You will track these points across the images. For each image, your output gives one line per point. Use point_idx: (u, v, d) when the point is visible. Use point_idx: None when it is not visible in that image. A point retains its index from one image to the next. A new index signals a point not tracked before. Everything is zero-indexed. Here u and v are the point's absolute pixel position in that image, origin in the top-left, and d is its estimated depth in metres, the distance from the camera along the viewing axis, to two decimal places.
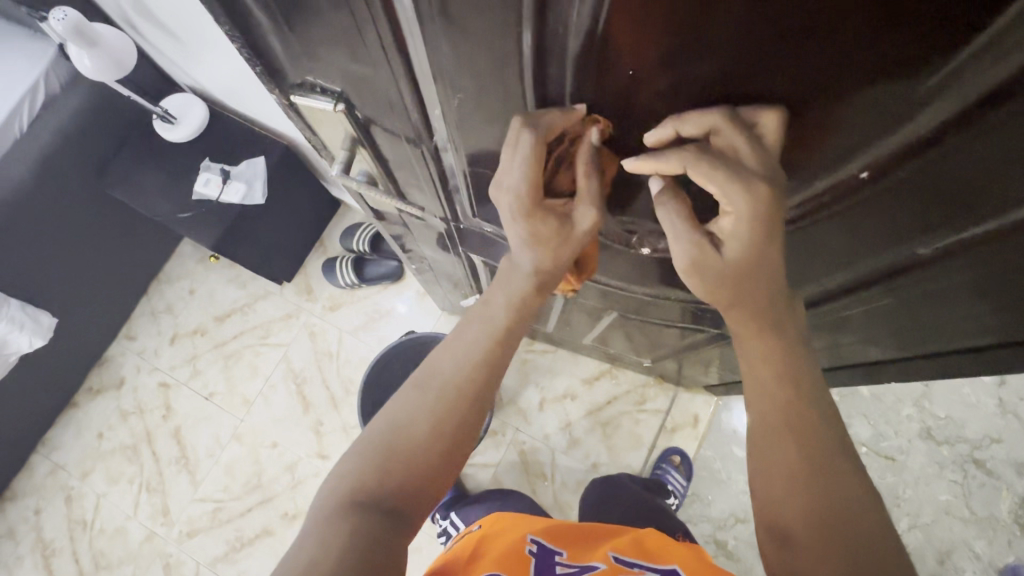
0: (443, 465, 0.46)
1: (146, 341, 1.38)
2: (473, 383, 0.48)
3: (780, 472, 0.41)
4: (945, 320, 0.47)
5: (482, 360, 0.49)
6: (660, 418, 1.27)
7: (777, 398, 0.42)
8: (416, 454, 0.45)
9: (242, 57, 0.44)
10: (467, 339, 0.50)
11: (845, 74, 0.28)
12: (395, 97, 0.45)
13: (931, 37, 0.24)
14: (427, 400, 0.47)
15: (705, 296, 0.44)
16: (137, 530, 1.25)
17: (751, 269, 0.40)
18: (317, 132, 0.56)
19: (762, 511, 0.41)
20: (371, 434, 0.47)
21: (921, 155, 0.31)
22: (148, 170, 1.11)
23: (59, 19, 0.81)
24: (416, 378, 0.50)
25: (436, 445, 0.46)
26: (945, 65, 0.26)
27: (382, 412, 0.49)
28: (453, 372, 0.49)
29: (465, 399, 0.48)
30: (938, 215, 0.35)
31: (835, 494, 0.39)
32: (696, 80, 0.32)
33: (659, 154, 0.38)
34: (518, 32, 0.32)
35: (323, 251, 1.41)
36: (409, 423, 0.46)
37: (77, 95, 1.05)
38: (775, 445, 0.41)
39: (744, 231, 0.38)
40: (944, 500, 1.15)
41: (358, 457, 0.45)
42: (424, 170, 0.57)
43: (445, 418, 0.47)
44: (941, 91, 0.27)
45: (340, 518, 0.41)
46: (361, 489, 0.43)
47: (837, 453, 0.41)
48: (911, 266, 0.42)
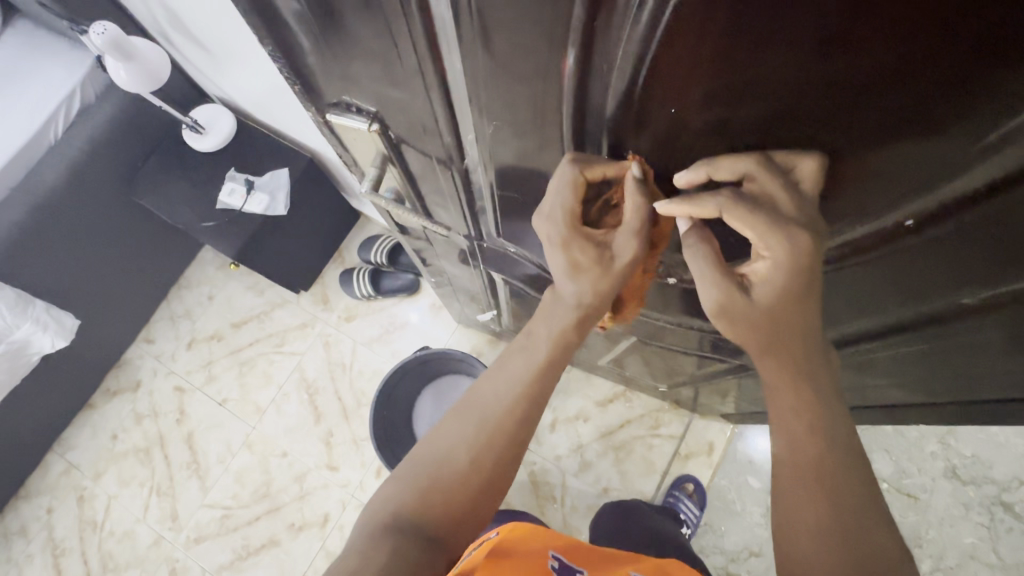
0: (482, 501, 0.45)
1: (163, 344, 1.39)
2: (516, 415, 0.47)
3: (806, 532, 0.38)
4: (983, 373, 0.45)
5: (526, 392, 0.47)
6: (674, 444, 1.25)
7: (815, 445, 0.40)
8: (456, 483, 0.44)
9: (281, 73, 0.45)
10: (509, 372, 0.48)
11: (896, 123, 0.27)
12: (429, 120, 0.45)
13: (993, 90, 0.23)
14: (467, 431, 0.46)
15: (733, 338, 0.42)
16: (145, 534, 1.26)
17: (785, 313, 0.39)
18: (349, 149, 0.57)
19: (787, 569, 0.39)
20: (414, 457, 0.47)
21: (972, 208, 0.30)
22: (175, 178, 1.13)
23: (98, 33, 0.83)
24: (461, 403, 0.49)
25: (474, 477, 0.45)
26: (1005, 122, 0.25)
27: (424, 439, 0.48)
28: (495, 402, 0.47)
29: (507, 430, 0.46)
30: (984, 268, 0.34)
31: (874, 555, 0.37)
32: (734, 122, 0.32)
33: (694, 199, 0.37)
34: (561, 62, 0.32)
35: (341, 262, 1.42)
36: (450, 454, 0.46)
37: (111, 104, 1.08)
38: (805, 501, 0.39)
39: (779, 278, 0.37)
40: (969, 544, 1.11)
41: (398, 483, 0.45)
42: (452, 190, 0.57)
43: (485, 451, 0.45)
44: (999, 146, 0.26)
45: (380, 538, 0.41)
46: (398, 515, 0.43)
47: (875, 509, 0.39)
48: (952, 316, 0.40)
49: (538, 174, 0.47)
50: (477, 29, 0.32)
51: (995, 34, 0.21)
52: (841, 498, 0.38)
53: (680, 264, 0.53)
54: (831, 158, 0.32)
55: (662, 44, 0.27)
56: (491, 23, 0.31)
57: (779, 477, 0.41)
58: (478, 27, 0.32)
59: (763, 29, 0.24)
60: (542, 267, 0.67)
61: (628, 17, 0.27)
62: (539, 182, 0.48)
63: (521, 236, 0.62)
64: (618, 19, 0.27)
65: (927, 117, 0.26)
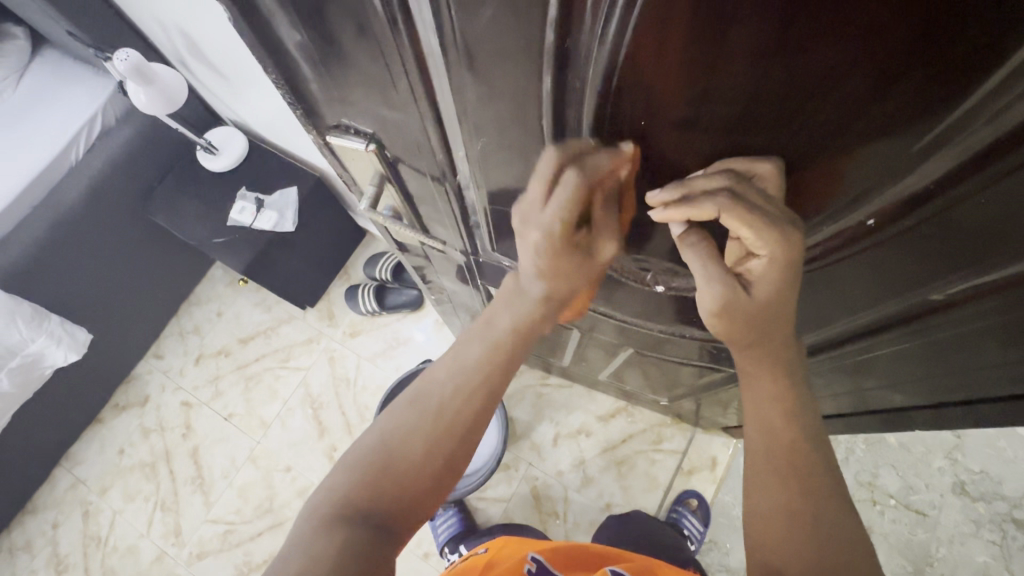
0: (436, 487, 0.45)
1: (172, 360, 1.42)
2: (469, 404, 0.45)
3: (774, 512, 0.41)
4: (969, 368, 0.46)
5: (481, 385, 0.46)
6: (676, 459, 1.24)
7: (783, 436, 0.43)
8: (407, 479, 0.43)
9: (285, 100, 0.48)
10: (469, 359, 0.47)
11: (844, 130, 0.30)
12: (422, 138, 0.47)
13: (921, 98, 0.26)
14: (422, 420, 0.45)
15: (724, 335, 0.43)
16: (148, 550, 1.26)
17: (775, 309, 0.41)
18: (348, 169, 0.60)
19: (758, 554, 0.41)
20: (363, 448, 0.45)
21: (927, 204, 0.32)
22: (188, 199, 1.18)
23: (121, 60, 0.87)
24: (413, 393, 0.47)
25: (429, 466, 0.44)
26: (941, 121, 0.27)
27: (375, 425, 0.46)
28: (451, 393, 0.46)
29: (461, 425, 0.45)
30: (948, 264, 0.36)
31: (831, 544, 0.39)
32: (699, 132, 0.34)
33: (689, 202, 0.38)
34: (538, 83, 0.35)
35: (346, 278, 1.45)
36: (404, 443, 0.44)
37: (129, 128, 1.14)
38: (776, 486, 0.41)
39: (773, 274, 0.39)
40: (981, 562, 1.08)
41: (347, 472, 0.44)
42: (446, 205, 0.60)
43: (442, 440, 0.44)
44: (940, 145, 0.28)
45: (328, 531, 0.39)
46: (348, 506, 0.41)
47: (836, 502, 0.41)
48: (928, 311, 0.42)
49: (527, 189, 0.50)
50: (462, 53, 0.35)
51: (911, 47, 0.24)
52: (814, 483, 0.41)
53: (666, 271, 0.55)
54: (787, 162, 0.34)
55: (628, 59, 0.30)
56: (474, 48, 0.34)
57: (752, 462, 0.44)
58: (462, 51, 0.34)
59: (714, 46, 0.27)
60: None
61: (594, 38, 0.30)
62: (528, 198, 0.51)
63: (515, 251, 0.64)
64: (585, 40, 0.31)
65: (872, 123, 0.29)
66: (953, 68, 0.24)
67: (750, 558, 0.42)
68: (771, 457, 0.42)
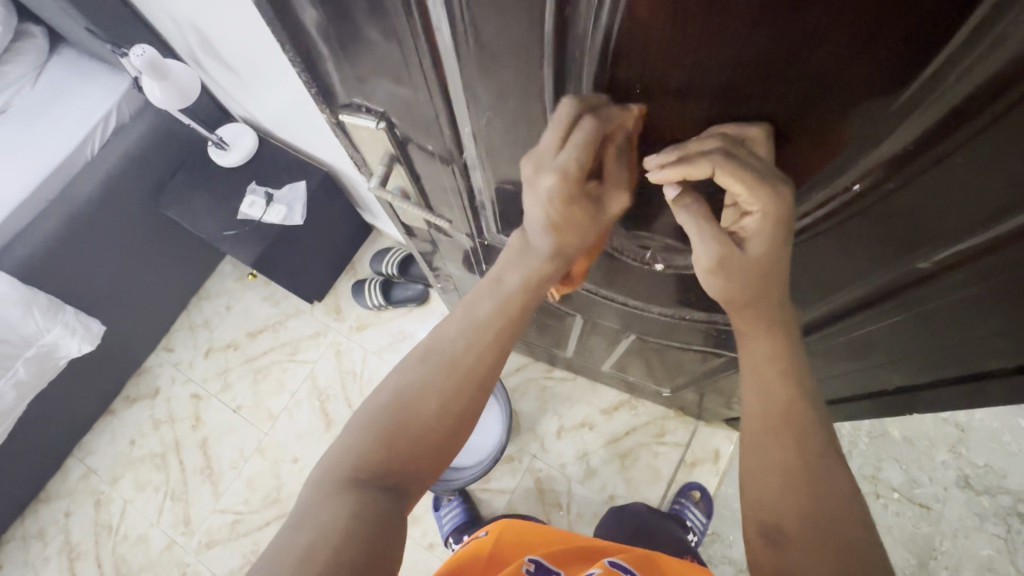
0: (449, 444, 0.46)
1: (182, 353, 1.44)
2: (481, 361, 0.47)
3: (772, 474, 0.42)
4: (961, 339, 0.48)
5: (492, 341, 0.47)
6: (680, 452, 1.25)
7: (780, 398, 0.44)
8: (418, 439, 0.44)
9: (301, 79, 0.50)
10: (479, 317, 0.48)
11: (826, 92, 0.32)
12: (431, 117, 0.49)
13: (894, 61, 0.28)
14: (435, 379, 0.46)
15: (721, 295, 0.44)
16: (158, 538, 1.28)
17: (769, 266, 0.42)
18: (359, 149, 0.62)
19: (756, 510, 0.43)
20: (374, 410, 0.45)
21: (907, 167, 0.34)
22: (200, 192, 1.20)
23: (138, 55, 0.90)
24: (423, 351, 0.48)
25: (443, 424, 0.45)
26: (913, 82, 0.29)
27: (384, 387, 0.47)
28: (463, 352, 0.47)
29: (474, 380, 0.46)
30: (932, 228, 0.37)
31: (829, 503, 0.41)
32: (693, 99, 0.36)
33: (685, 160, 0.38)
34: (540, 56, 0.37)
35: (354, 273, 1.47)
36: (417, 403, 0.45)
37: (143, 123, 1.16)
38: (772, 442, 0.43)
39: (767, 231, 0.40)
40: (986, 556, 1.08)
41: (357, 434, 0.44)
42: (453, 185, 0.62)
43: (456, 398, 0.46)
44: (915, 107, 0.30)
45: (342, 496, 0.40)
46: (362, 468, 0.42)
47: (832, 461, 0.43)
48: (917, 280, 0.43)
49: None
50: (468, 27, 0.36)
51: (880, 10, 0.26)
52: (808, 442, 0.43)
53: (666, 248, 0.57)
54: (776, 127, 0.36)
55: (623, 26, 0.32)
56: (481, 23, 0.36)
57: (749, 426, 0.45)
58: (469, 26, 0.36)
59: (702, 11, 0.29)
60: None
61: (593, 8, 0.32)
62: None
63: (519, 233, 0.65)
64: (584, 10, 0.32)
65: (850, 86, 0.31)
66: (920, 30, 0.26)
67: (748, 520, 0.44)
68: (769, 421, 0.44)
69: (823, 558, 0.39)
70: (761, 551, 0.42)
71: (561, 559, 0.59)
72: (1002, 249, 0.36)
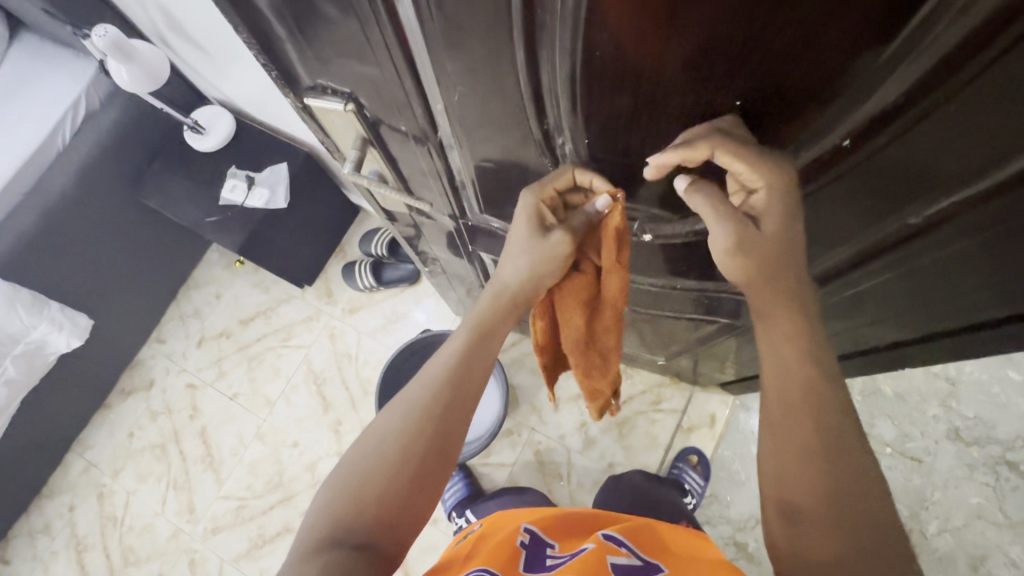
0: (421, 492, 0.47)
1: (174, 344, 1.43)
2: (438, 401, 0.50)
3: (791, 453, 0.42)
4: (953, 295, 0.48)
5: (447, 383, 0.51)
6: (676, 418, 1.26)
7: (800, 375, 0.44)
8: (386, 490, 0.46)
9: (259, 62, 0.48)
10: (437, 367, 0.52)
11: (811, 46, 0.30)
12: (400, 96, 0.47)
13: (880, 11, 0.27)
14: (396, 429, 0.49)
15: (740, 274, 0.45)
16: (164, 527, 1.29)
17: (784, 244, 0.43)
18: (330, 134, 0.60)
19: (774, 491, 0.43)
20: (343, 468, 0.48)
21: (899, 118, 0.33)
22: (178, 179, 1.18)
23: (101, 36, 0.87)
24: (388, 408, 0.51)
25: (408, 469, 0.47)
26: (900, 30, 0.27)
27: (353, 446, 0.50)
28: (421, 398, 0.50)
29: (431, 423, 0.49)
30: (924, 181, 0.37)
31: (851, 485, 0.41)
32: (672, 68, 0.35)
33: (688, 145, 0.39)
34: (509, 23, 0.35)
35: (343, 256, 1.45)
36: (382, 454, 0.48)
37: (114, 110, 1.13)
38: (792, 423, 0.43)
39: (778, 207, 0.41)
40: (975, 503, 1.10)
41: (328, 494, 0.46)
42: (432, 167, 0.60)
43: (416, 441, 0.48)
44: (907, 55, 0.29)
45: (315, 554, 0.42)
46: (335, 526, 0.44)
47: (852, 437, 0.42)
48: (910, 237, 0.43)
49: (510, 140, 0.50)
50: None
51: None
52: (827, 419, 0.43)
53: (652, 217, 0.56)
54: (759, 88, 0.35)
55: None
56: None
57: (767, 406, 0.45)
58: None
59: None
60: None
61: None
62: (510, 148, 0.51)
63: (503, 211, 0.64)
64: None
65: (836, 39, 0.29)
66: None
67: (764, 499, 0.44)
68: (789, 400, 0.43)
69: (838, 539, 0.40)
70: (777, 529, 0.43)
71: (554, 532, 0.59)
72: (998, 200, 0.35)
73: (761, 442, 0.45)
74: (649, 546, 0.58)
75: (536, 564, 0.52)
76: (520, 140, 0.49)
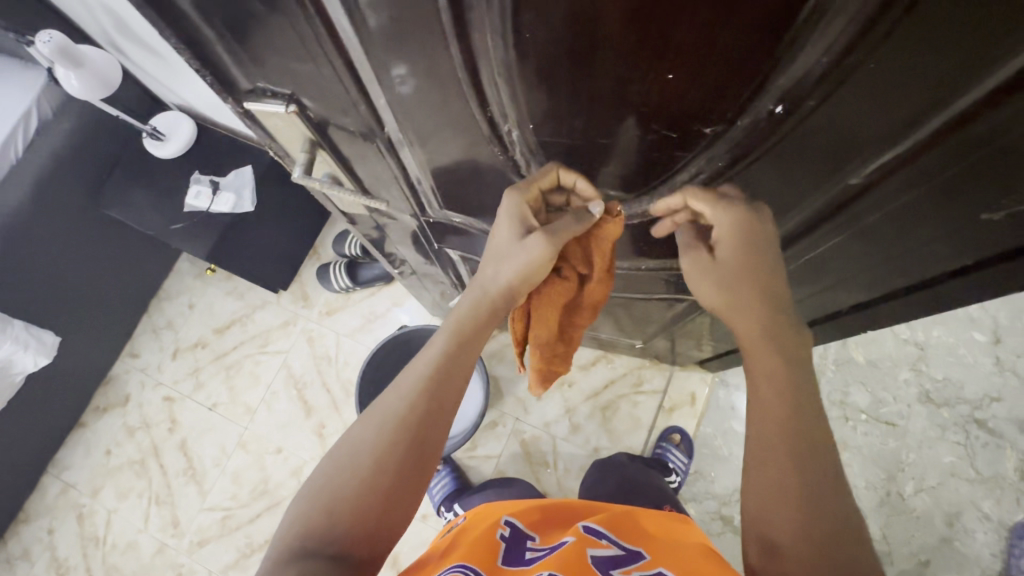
0: (396, 501, 0.47)
1: (149, 357, 1.40)
2: (415, 410, 0.49)
3: (771, 489, 0.47)
4: (905, 250, 0.49)
5: (425, 390, 0.50)
6: (658, 399, 1.28)
7: (779, 416, 0.48)
8: (359, 499, 0.46)
9: (191, 69, 0.44)
10: (416, 374, 0.51)
11: (730, 16, 0.31)
12: (342, 92, 0.45)
13: None
14: (370, 437, 0.48)
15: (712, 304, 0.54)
16: (148, 543, 1.27)
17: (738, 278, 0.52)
18: (275, 139, 0.56)
19: (756, 527, 0.48)
20: (316, 477, 0.48)
21: (825, 79, 0.34)
22: (141, 188, 1.16)
23: (45, 42, 0.84)
24: (365, 413, 0.50)
25: (382, 478, 0.47)
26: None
27: (329, 453, 0.49)
28: (397, 406, 0.49)
29: (407, 433, 0.48)
30: (858, 137, 0.38)
31: (825, 520, 0.45)
32: (603, 45, 0.35)
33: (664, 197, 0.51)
34: (437, 12, 0.35)
35: (317, 258, 1.42)
36: (355, 463, 0.47)
37: (69, 120, 1.09)
38: (770, 461, 0.48)
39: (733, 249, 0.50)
40: (949, 462, 1.12)
41: (301, 503, 0.46)
42: (385, 166, 0.59)
43: (391, 450, 0.48)
44: (821, 18, 0.30)
45: (286, 566, 0.42)
46: (307, 535, 0.44)
47: (824, 470, 0.47)
48: (857, 196, 0.44)
49: (461, 131, 0.50)
50: None
51: None
52: (802, 454, 0.47)
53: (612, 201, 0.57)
54: (688, 63, 0.35)
55: None
56: None
57: (751, 442, 0.50)
58: None
59: None
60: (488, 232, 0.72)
61: None
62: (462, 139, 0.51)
63: (464, 203, 0.65)
64: None
65: (751, 9, 0.30)
66: None
67: (749, 533, 0.49)
68: (767, 438, 0.48)
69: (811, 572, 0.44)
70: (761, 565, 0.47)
71: (539, 526, 0.59)
72: (944, 142, 0.36)
73: (747, 478, 0.50)
74: (634, 536, 0.56)
75: (514, 556, 0.52)
76: (470, 131, 0.49)
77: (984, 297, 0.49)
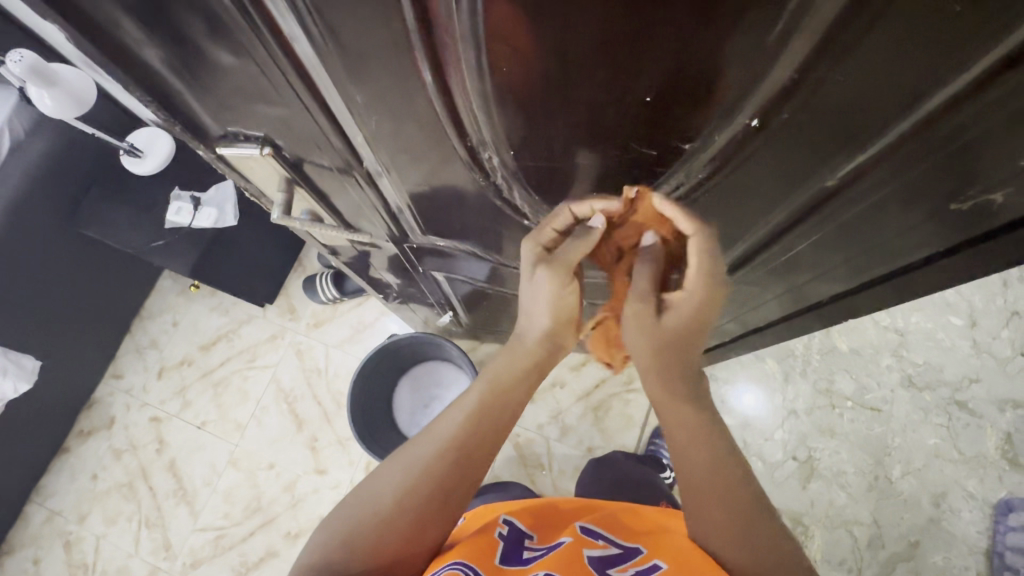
0: (412, 540, 0.49)
1: (133, 377, 1.38)
2: (442, 459, 0.50)
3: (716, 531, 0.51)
4: (880, 241, 0.51)
5: (454, 437, 0.51)
6: (648, 396, 1.29)
7: (708, 464, 0.52)
8: (376, 536, 0.48)
9: (159, 118, 0.45)
10: (450, 421, 0.51)
11: (699, 45, 0.32)
12: (317, 132, 0.47)
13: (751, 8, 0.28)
14: (395, 478, 0.50)
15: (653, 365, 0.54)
16: (139, 568, 1.24)
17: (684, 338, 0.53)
18: (251, 180, 0.57)
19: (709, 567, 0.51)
20: (340, 507, 0.50)
21: (798, 89, 0.35)
22: (120, 206, 1.15)
23: (17, 61, 0.83)
24: (395, 451, 0.52)
25: (401, 519, 0.49)
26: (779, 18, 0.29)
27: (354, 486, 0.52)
28: (424, 452, 0.50)
29: (429, 482, 0.49)
30: (833, 140, 0.39)
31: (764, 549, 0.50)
32: (580, 75, 0.36)
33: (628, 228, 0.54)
34: (410, 47, 0.35)
35: (302, 270, 1.42)
36: (378, 499, 0.49)
37: (42, 139, 1.04)
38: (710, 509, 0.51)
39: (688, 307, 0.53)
40: (933, 445, 1.14)
41: (323, 530, 0.49)
42: (364, 198, 0.60)
43: (412, 493, 0.49)
44: (793, 36, 0.31)
45: None
46: (322, 561, 0.47)
47: (751, 505, 0.51)
48: (834, 193, 0.46)
49: (436, 157, 0.50)
50: (323, 28, 0.34)
51: None
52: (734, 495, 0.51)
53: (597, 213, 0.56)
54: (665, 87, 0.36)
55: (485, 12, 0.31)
56: (335, 23, 0.33)
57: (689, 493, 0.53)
58: (323, 26, 0.34)
59: None
60: (472, 250, 0.72)
61: None
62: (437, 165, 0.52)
63: (444, 224, 0.65)
64: None
65: (720, 37, 0.31)
66: None
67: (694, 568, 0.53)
68: (704, 486, 0.51)
69: None
70: None
71: (536, 522, 0.59)
72: (922, 133, 0.37)
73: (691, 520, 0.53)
74: (631, 528, 0.57)
75: (512, 557, 0.52)
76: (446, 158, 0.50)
77: (963, 278, 0.52)
